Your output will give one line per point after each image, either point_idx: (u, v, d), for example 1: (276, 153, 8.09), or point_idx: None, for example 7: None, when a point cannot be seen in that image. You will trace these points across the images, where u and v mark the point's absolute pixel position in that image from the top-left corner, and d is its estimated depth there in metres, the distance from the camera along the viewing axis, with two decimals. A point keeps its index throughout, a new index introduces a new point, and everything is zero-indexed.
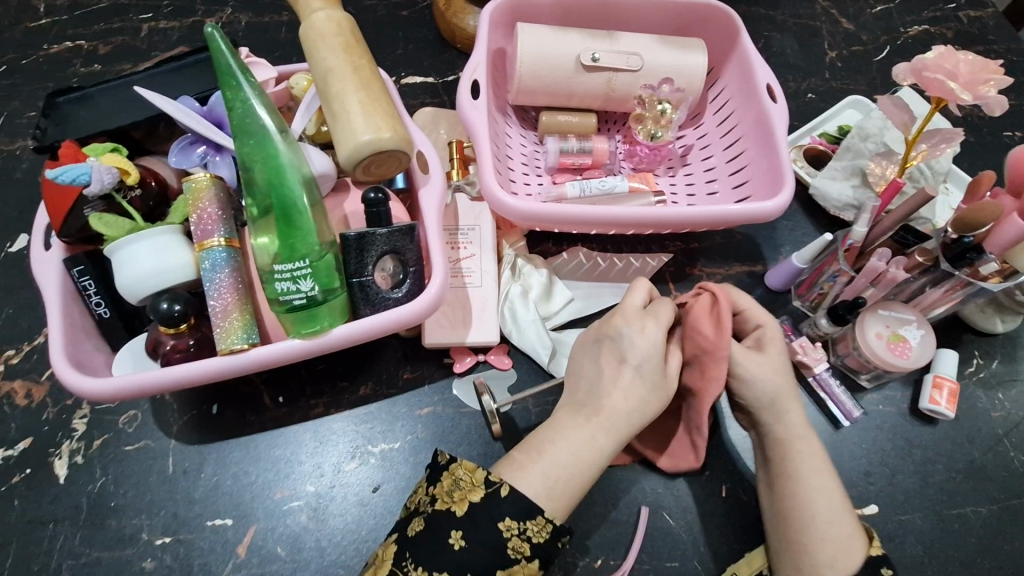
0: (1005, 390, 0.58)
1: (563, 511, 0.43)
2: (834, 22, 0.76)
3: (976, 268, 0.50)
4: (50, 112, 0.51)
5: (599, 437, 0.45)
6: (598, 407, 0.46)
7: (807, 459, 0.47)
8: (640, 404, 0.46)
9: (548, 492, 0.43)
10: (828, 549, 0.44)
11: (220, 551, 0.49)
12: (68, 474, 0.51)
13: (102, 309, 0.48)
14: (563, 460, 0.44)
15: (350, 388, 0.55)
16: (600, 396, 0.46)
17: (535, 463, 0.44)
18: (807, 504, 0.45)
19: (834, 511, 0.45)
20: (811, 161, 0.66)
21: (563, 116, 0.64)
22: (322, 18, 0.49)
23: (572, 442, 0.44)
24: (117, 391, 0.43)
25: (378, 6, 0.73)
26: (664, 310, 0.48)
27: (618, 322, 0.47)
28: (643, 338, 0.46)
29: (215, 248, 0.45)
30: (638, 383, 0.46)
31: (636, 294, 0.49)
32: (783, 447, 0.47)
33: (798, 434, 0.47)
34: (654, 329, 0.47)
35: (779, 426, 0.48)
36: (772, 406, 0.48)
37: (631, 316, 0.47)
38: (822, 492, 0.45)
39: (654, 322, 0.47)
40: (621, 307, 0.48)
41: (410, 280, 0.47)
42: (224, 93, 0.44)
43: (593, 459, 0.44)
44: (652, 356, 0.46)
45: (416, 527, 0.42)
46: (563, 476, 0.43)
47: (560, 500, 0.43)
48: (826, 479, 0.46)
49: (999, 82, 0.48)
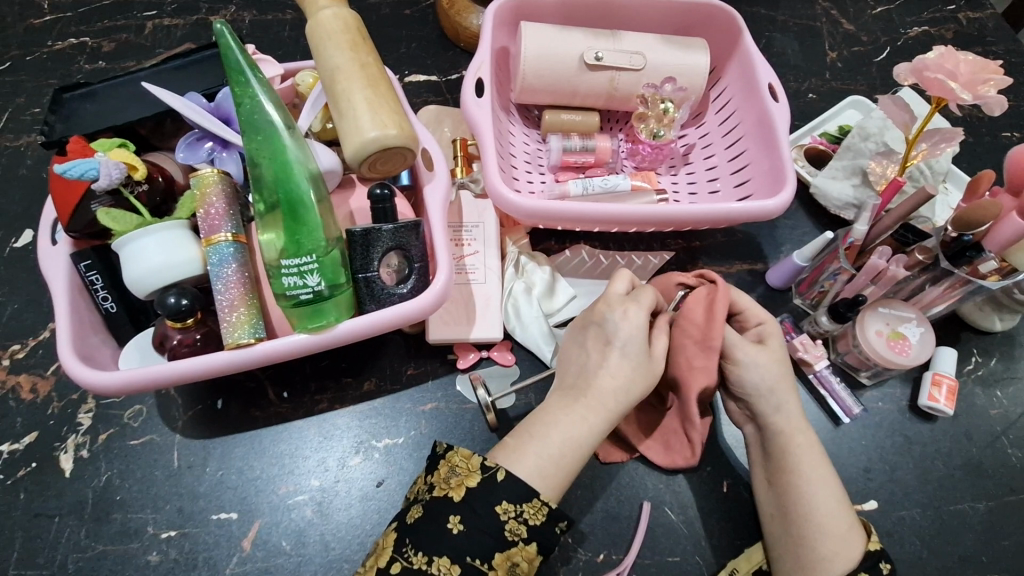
0: (1002, 388, 0.59)
1: (556, 493, 0.43)
2: (835, 23, 0.77)
3: (975, 267, 0.51)
4: (57, 107, 0.52)
5: (588, 416, 0.45)
6: (587, 387, 0.46)
7: (802, 454, 0.47)
8: (626, 383, 0.46)
9: (540, 471, 0.43)
10: (829, 542, 0.44)
11: (225, 545, 0.50)
12: (73, 468, 0.51)
13: (110, 304, 0.48)
14: (553, 443, 0.44)
15: (353, 384, 0.56)
16: (589, 378, 0.47)
17: (527, 445, 0.44)
18: (806, 498, 0.46)
19: (833, 505, 0.45)
20: (812, 160, 0.67)
21: (566, 115, 0.65)
22: (330, 15, 0.49)
23: (560, 423, 0.45)
24: (124, 384, 0.43)
25: (382, 5, 0.73)
26: (644, 293, 0.48)
27: (602, 308, 0.48)
28: (627, 323, 0.47)
29: (222, 243, 0.45)
30: (624, 364, 0.46)
31: (619, 282, 0.49)
32: (783, 440, 0.48)
33: (796, 427, 0.48)
34: (636, 313, 0.47)
35: (779, 416, 0.48)
36: (767, 395, 0.48)
37: (614, 302, 0.48)
38: (821, 484, 0.46)
39: (636, 305, 0.47)
40: (605, 295, 0.49)
41: (416, 276, 0.48)
42: (233, 90, 0.45)
43: (586, 441, 0.45)
44: (635, 338, 0.46)
45: (414, 515, 0.43)
46: (554, 455, 0.44)
47: (552, 480, 0.43)
48: (824, 472, 0.47)
49: (999, 82, 0.49)
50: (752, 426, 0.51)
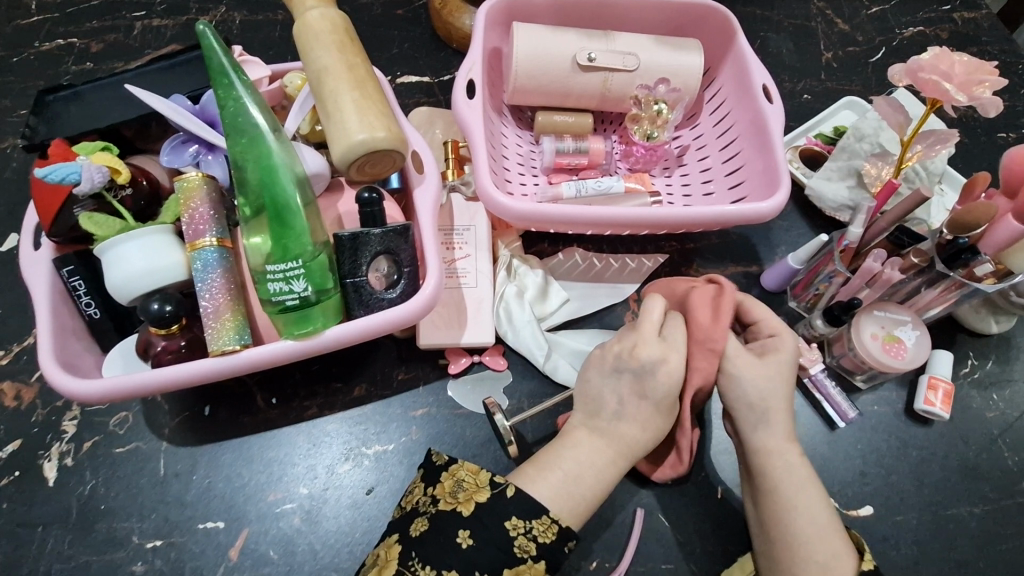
0: (999, 390, 0.59)
1: (573, 516, 0.43)
2: (830, 23, 0.76)
3: (971, 269, 0.51)
4: (40, 110, 0.51)
5: (621, 463, 0.46)
6: (616, 432, 0.46)
7: (788, 473, 0.46)
8: (657, 432, 0.46)
9: (570, 510, 0.43)
10: (812, 568, 0.43)
11: (212, 554, 0.49)
12: (58, 476, 0.50)
13: (93, 309, 0.47)
14: (585, 484, 0.44)
15: (344, 389, 0.55)
16: (617, 423, 0.46)
17: (549, 479, 0.44)
18: (790, 522, 0.45)
19: (819, 528, 0.44)
20: (806, 162, 0.67)
21: (559, 116, 0.64)
22: (316, 17, 0.49)
23: (592, 463, 0.45)
24: (106, 393, 0.42)
25: (374, 5, 0.73)
26: (679, 334, 0.46)
27: (642, 353, 0.45)
28: (666, 372, 0.45)
29: (207, 248, 0.45)
30: (653, 415, 0.46)
31: (653, 313, 0.47)
32: (765, 462, 0.47)
33: (775, 448, 0.47)
34: (677, 363, 0.45)
35: (757, 436, 0.47)
36: (755, 408, 0.47)
37: (653, 346, 0.46)
38: (804, 508, 0.45)
39: (678, 353, 0.45)
40: (641, 328, 0.47)
41: (405, 280, 0.47)
42: (216, 92, 0.44)
43: (609, 481, 0.45)
44: (675, 389, 0.45)
45: (419, 527, 0.42)
46: (587, 495, 0.44)
47: (577, 510, 0.44)
48: (810, 494, 0.46)
49: (994, 83, 0.48)
50: (737, 441, 0.50)
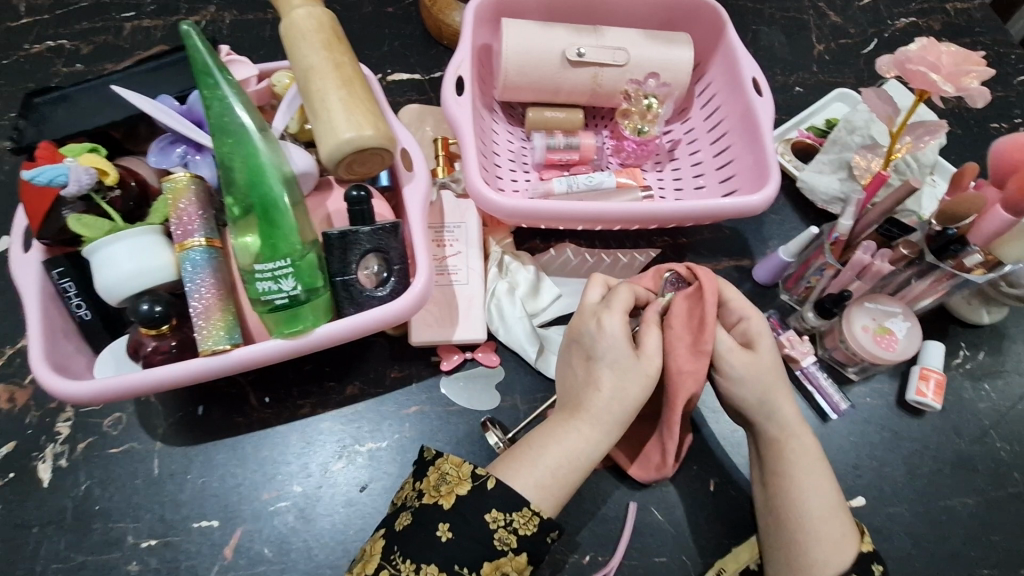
0: (991, 380, 0.59)
1: (552, 505, 0.43)
2: (821, 15, 0.76)
3: (960, 260, 0.50)
4: (28, 112, 0.51)
5: (585, 430, 0.45)
6: (579, 404, 0.46)
7: (802, 454, 0.46)
8: (618, 396, 0.45)
9: (536, 481, 0.43)
10: (822, 547, 0.43)
11: (206, 553, 0.49)
12: (52, 478, 0.51)
13: (83, 311, 0.47)
14: (553, 457, 0.44)
15: (337, 388, 0.55)
16: (580, 394, 0.47)
17: (527, 464, 0.44)
18: (800, 501, 0.45)
19: (828, 507, 0.45)
20: (798, 155, 0.67)
21: (549, 112, 0.64)
22: (303, 15, 0.49)
23: (561, 442, 0.45)
24: (95, 394, 0.42)
25: (365, 3, 0.73)
26: (616, 296, 0.48)
27: (579, 323, 0.49)
28: (602, 334, 0.46)
29: (195, 249, 0.45)
30: (612, 376, 0.46)
31: (594, 290, 0.50)
32: (777, 444, 0.47)
33: (792, 431, 0.47)
34: (610, 321, 0.46)
35: (774, 424, 0.47)
36: (761, 404, 0.47)
37: (588, 314, 0.49)
38: (817, 488, 0.45)
39: (609, 312, 0.47)
40: (580, 308, 0.50)
41: (395, 278, 0.47)
42: (202, 93, 0.44)
43: (578, 453, 0.45)
44: (615, 346, 0.46)
45: (403, 522, 0.42)
46: (552, 466, 0.44)
47: (549, 492, 0.43)
48: (821, 474, 0.46)
49: (981, 73, 0.48)
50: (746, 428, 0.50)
